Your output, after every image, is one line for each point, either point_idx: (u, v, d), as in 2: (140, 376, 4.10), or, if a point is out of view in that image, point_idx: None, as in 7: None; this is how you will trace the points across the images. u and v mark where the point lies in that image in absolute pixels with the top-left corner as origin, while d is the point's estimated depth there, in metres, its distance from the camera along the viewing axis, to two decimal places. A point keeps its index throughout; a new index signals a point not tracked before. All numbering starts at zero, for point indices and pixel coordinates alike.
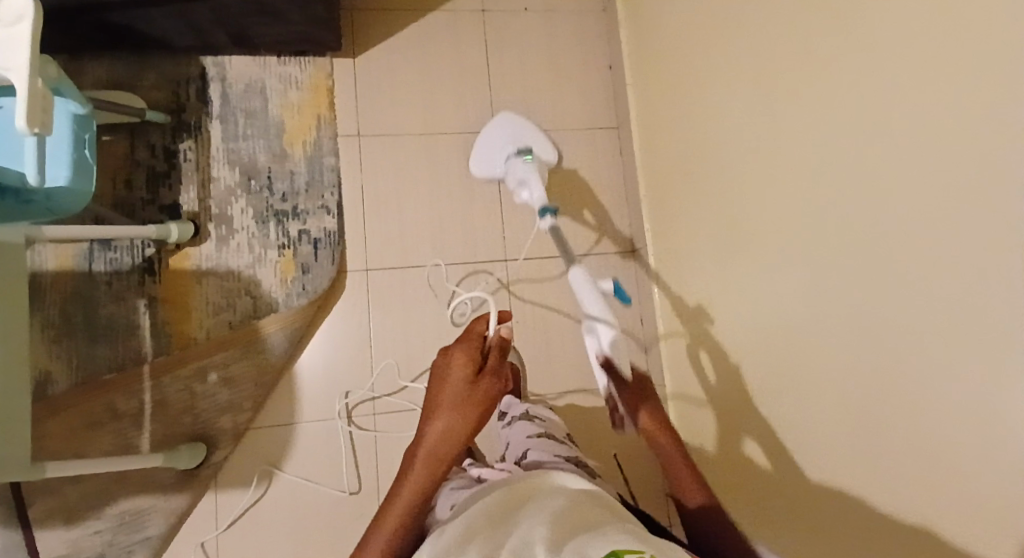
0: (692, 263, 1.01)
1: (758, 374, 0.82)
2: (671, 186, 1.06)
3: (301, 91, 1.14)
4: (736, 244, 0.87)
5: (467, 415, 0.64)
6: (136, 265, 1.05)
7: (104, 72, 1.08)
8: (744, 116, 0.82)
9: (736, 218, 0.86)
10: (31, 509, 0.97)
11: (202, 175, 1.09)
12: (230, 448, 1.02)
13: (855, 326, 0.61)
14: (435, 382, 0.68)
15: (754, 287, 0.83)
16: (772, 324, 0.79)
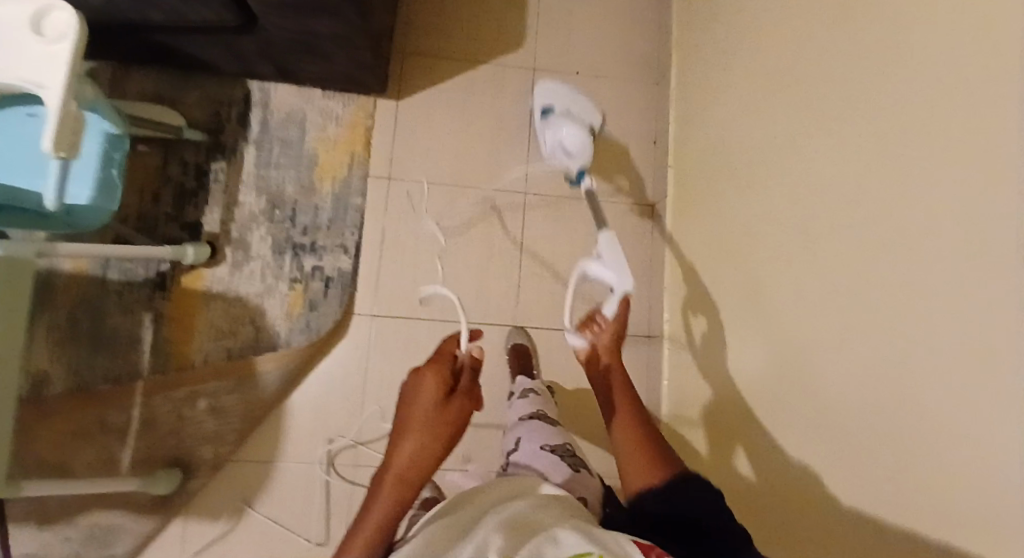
0: (706, 368, 0.96)
1: (755, 509, 0.76)
2: (695, 280, 1.02)
3: (339, 127, 1.14)
4: (750, 365, 0.81)
5: (439, 439, 0.63)
6: (149, 280, 1.06)
7: (151, 86, 1.11)
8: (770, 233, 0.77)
9: (751, 338, 0.81)
10: (9, 507, 0.97)
11: (228, 197, 1.09)
12: (206, 478, 1.00)
13: (855, 508, 0.55)
14: (404, 400, 0.68)
15: (761, 418, 0.77)
16: (773, 465, 0.73)
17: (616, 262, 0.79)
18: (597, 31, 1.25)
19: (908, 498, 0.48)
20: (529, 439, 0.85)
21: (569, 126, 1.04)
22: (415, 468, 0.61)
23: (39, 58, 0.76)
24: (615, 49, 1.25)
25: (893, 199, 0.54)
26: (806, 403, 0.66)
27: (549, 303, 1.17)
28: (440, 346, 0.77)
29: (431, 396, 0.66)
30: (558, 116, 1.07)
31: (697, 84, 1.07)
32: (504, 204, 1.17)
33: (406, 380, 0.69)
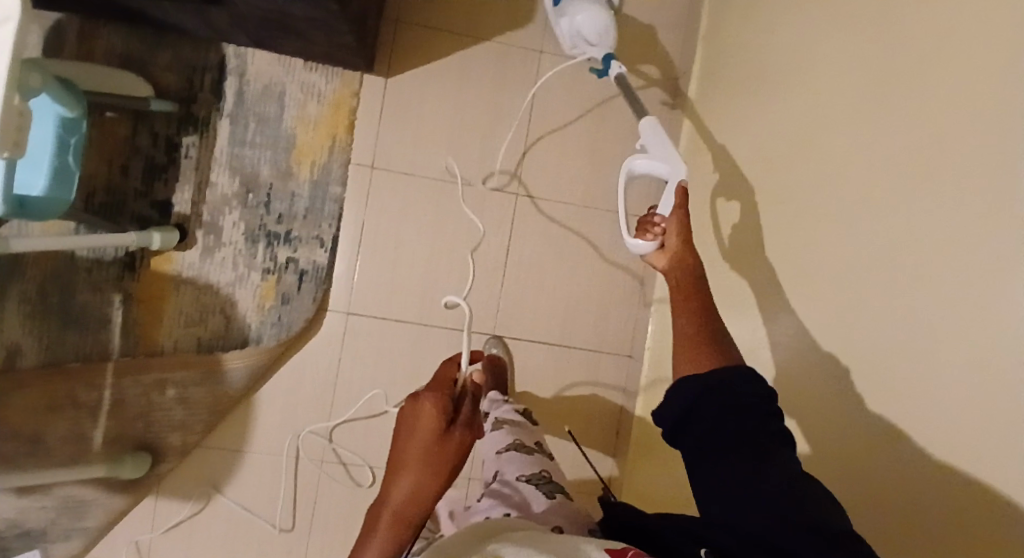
0: None
1: None
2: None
3: (320, 105, 1.05)
4: None
5: (435, 477, 0.60)
6: (118, 259, 1.01)
7: (119, 42, 1.01)
8: (777, 317, 0.71)
9: None
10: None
11: (200, 176, 1.03)
12: (175, 462, 1.02)
13: None
14: (401, 430, 0.63)
15: None
16: None
17: (664, 152, 0.73)
18: (619, 9, 1.11)
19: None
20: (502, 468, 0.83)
21: (587, 9, 0.97)
22: (412, 506, 0.58)
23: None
24: (636, 32, 1.11)
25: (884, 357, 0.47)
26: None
27: (533, 312, 1.11)
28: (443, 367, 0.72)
29: (429, 430, 0.61)
30: (575, 1, 0.98)
31: (722, 98, 0.95)
32: (495, 202, 1.09)
33: (402, 410, 0.63)
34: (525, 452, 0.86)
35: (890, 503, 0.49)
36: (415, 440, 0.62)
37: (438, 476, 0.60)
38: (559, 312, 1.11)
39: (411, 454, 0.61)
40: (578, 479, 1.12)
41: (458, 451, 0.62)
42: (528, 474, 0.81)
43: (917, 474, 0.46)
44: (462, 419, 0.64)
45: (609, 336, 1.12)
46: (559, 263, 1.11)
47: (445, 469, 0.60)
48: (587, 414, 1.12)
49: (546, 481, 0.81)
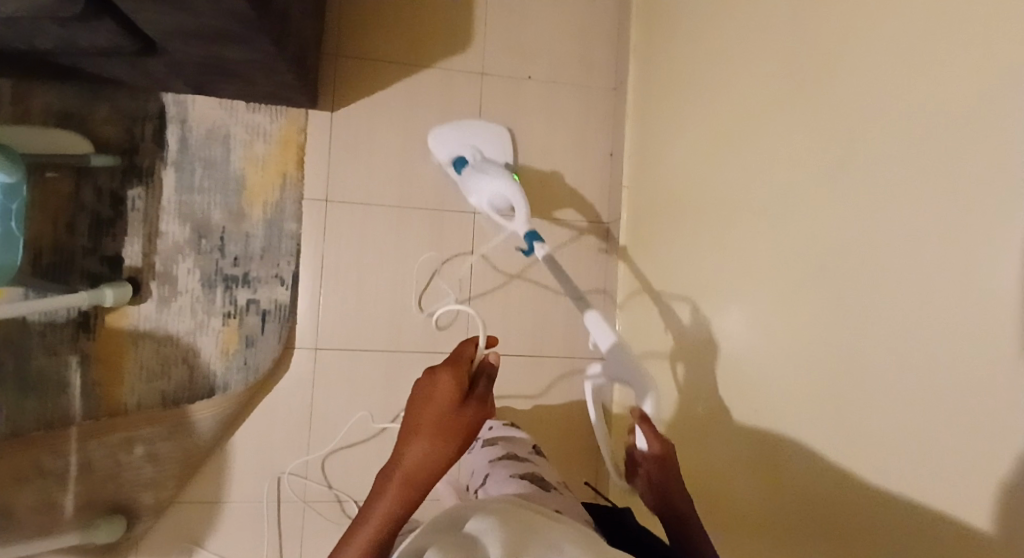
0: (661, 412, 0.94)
1: None
2: (653, 323, 0.97)
3: (267, 145, 1.04)
4: (699, 429, 0.80)
5: (450, 447, 0.50)
6: (71, 319, 0.99)
7: (54, 99, 0.98)
8: (738, 314, 0.73)
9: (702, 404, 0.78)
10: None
11: (149, 227, 1.01)
12: (151, 521, 0.99)
13: None
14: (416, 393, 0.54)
15: (713, 496, 0.76)
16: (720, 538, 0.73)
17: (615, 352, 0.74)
18: (554, 28, 1.14)
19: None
20: (498, 474, 0.84)
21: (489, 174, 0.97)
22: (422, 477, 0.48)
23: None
24: (572, 50, 1.15)
25: None
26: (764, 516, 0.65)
27: (503, 331, 1.11)
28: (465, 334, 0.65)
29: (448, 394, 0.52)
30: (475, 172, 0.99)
31: (667, 105, 0.97)
32: (453, 226, 1.10)
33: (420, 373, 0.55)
34: (516, 459, 0.88)
35: (858, 486, 0.50)
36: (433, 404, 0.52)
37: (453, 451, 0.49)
38: (529, 328, 1.12)
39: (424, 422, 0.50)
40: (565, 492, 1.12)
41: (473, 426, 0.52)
42: (522, 473, 0.83)
43: (884, 457, 0.47)
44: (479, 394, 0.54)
45: (580, 346, 1.14)
46: (523, 280, 1.12)
47: (462, 440, 0.51)
48: (567, 426, 1.13)
49: (540, 481, 0.82)
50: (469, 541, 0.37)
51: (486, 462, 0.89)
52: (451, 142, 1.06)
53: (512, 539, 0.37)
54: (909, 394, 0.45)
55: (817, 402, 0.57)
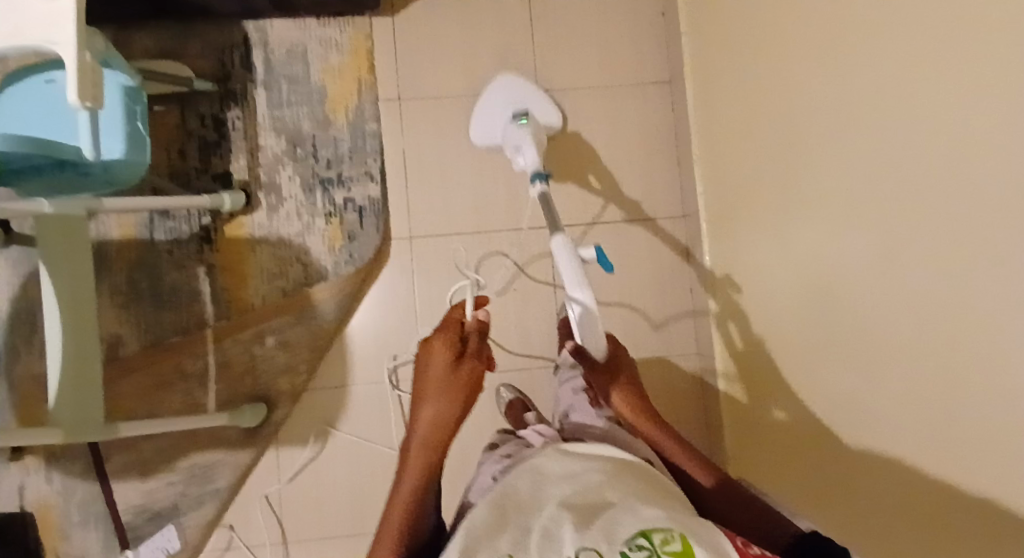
0: (745, 232, 0.95)
1: (803, 334, 0.80)
2: (722, 153, 1.00)
3: (341, 54, 1.13)
4: (785, 214, 0.81)
5: (454, 404, 0.67)
6: (194, 234, 1.08)
7: (152, 43, 1.09)
8: (791, 78, 0.75)
9: (789, 171, 0.79)
10: (109, 462, 1.03)
11: (250, 143, 1.11)
12: (289, 407, 1.08)
13: (887, 321, 0.59)
14: (418, 370, 0.71)
15: (806, 256, 0.76)
16: (816, 284, 0.75)
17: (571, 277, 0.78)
18: None
19: (944, 310, 0.49)
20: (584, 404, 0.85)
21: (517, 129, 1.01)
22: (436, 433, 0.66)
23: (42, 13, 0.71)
24: None
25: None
26: (839, 246, 0.67)
27: (580, 201, 1.15)
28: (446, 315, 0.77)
29: (441, 365, 0.69)
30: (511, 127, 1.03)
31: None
32: None
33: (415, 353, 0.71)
34: None
35: None
36: (431, 376, 0.69)
37: (456, 400, 0.67)
38: (608, 192, 1.16)
39: (429, 387, 0.68)
40: (667, 350, 1.15)
41: (469, 379, 0.69)
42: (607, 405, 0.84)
43: (915, 97, 0.50)
44: (471, 351, 0.71)
45: (659, 207, 1.16)
46: (594, 150, 1.16)
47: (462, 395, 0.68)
48: (659, 286, 1.15)
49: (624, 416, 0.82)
50: (546, 517, 0.46)
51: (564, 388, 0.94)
52: (509, 97, 1.11)
53: (596, 523, 0.43)
54: (935, 20, 0.47)
55: (862, 97, 0.59)
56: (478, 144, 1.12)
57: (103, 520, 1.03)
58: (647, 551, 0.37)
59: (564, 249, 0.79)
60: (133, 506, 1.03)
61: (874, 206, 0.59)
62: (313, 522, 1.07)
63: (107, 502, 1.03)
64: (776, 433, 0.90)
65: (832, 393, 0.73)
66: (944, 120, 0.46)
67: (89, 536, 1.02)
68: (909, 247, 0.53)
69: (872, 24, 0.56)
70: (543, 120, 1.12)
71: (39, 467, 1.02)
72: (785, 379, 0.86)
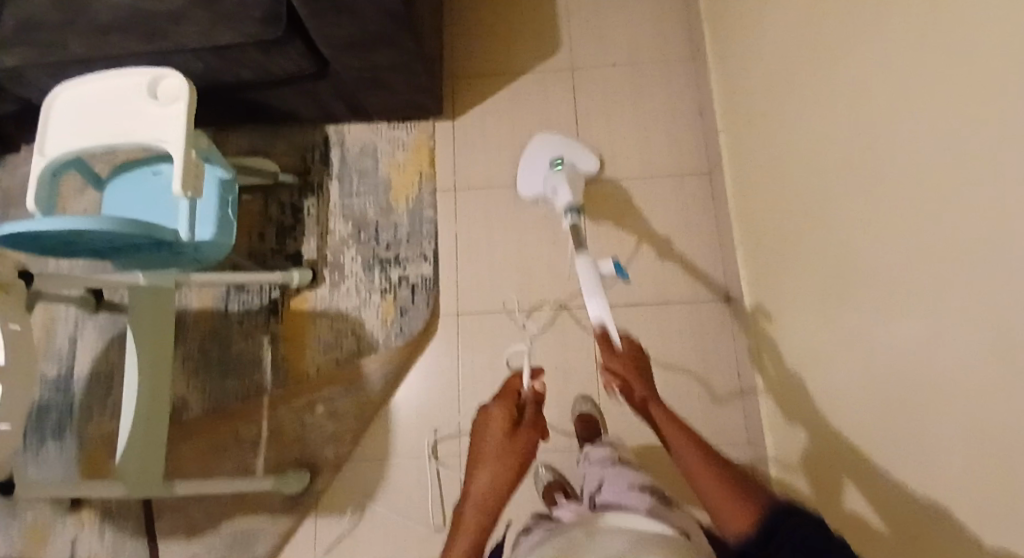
0: (789, 307, 0.95)
1: (847, 410, 0.78)
2: (761, 236, 1.03)
3: (406, 151, 1.27)
4: (824, 290, 0.82)
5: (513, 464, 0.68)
6: (263, 307, 1.19)
7: (247, 143, 1.27)
8: (820, 160, 0.79)
9: (824, 248, 0.81)
10: (158, 521, 1.06)
11: (321, 227, 1.23)
12: (331, 475, 1.10)
13: (928, 387, 0.58)
14: (475, 436, 0.73)
15: (847, 332, 0.77)
16: (855, 358, 0.75)
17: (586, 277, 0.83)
18: (630, 31, 1.34)
19: (983, 368, 0.48)
20: (615, 480, 0.83)
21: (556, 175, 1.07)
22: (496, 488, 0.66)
23: (155, 118, 0.88)
24: (648, 41, 1.33)
25: (903, 86, 0.57)
26: (877, 314, 0.68)
27: (622, 282, 1.20)
28: (506, 381, 0.81)
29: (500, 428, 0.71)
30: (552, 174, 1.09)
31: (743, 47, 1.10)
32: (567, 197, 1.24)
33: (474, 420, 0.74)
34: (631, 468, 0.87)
35: None
36: (490, 439, 0.71)
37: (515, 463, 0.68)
38: (647, 275, 1.20)
39: (487, 450, 0.69)
40: (714, 434, 1.11)
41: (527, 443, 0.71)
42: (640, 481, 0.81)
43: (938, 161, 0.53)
44: (528, 418, 0.74)
45: (700, 290, 1.19)
46: (634, 236, 1.22)
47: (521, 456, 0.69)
48: (702, 367, 1.15)
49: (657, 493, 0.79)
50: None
51: (592, 465, 0.91)
52: (549, 146, 1.18)
53: None
54: (929, 100, 0.52)
55: (887, 167, 0.63)
56: (524, 195, 1.20)
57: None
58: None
59: (586, 265, 0.84)
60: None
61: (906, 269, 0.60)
62: None
63: None
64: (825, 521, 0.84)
65: (878, 469, 0.70)
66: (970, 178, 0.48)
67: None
68: (946, 304, 0.54)
69: (886, 105, 0.62)
70: (582, 165, 1.19)
71: (93, 522, 1.05)
72: (835, 461, 0.83)
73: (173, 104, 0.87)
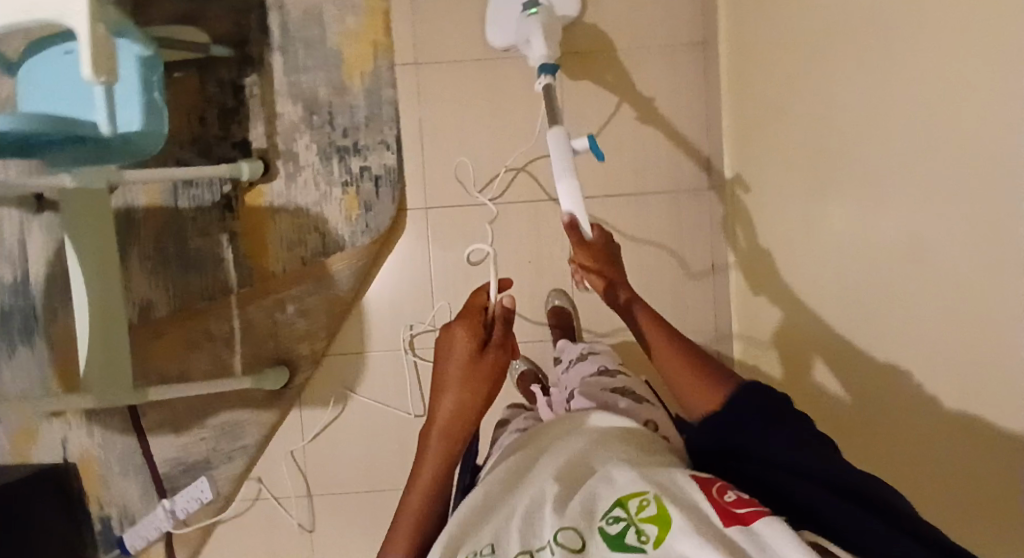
0: (773, 210, 0.90)
1: (821, 325, 0.77)
2: (752, 128, 0.94)
3: (357, 15, 1.09)
4: (811, 202, 0.77)
5: (476, 393, 0.62)
6: (217, 202, 1.11)
7: (168, 6, 1.08)
8: (826, 55, 0.69)
9: (816, 157, 0.74)
10: (145, 418, 1.11)
11: (268, 110, 1.10)
12: (310, 371, 1.12)
13: (905, 334, 0.56)
14: (438, 356, 0.65)
15: (828, 252, 0.73)
16: (831, 279, 0.73)
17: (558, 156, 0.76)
18: None
19: (976, 345, 0.45)
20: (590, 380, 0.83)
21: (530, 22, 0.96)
22: (457, 421, 0.61)
23: None
24: None
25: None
26: (863, 244, 0.64)
27: (599, 170, 1.11)
28: (470, 296, 0.69)
29: (463, 352, 0.63)
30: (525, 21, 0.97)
31: None
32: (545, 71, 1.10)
33: (436, 339, 0.65)
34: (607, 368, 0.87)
35: None
36: (452, 363, 0.63)
37: (479, 394, 0.61)
38: (628, 163, 1.11)
39: (449, 378, 0.62)
40: (686, 325, 1.13)
41: (494, 368, 0.64)
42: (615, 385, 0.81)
43: (954, 105, 0.45)
44: (495, 340, 0.65)
45: (683, 178, 1.11)
46: (617, 118, 1.11)
47: (485, 384, 0.63)
48: (679, 260, 1.12)
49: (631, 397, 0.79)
50: (531, 494, 0.44)
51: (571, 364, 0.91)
52: None
53: (577, 494, 0.43)
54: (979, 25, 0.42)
55: (900, 89, 0.54)
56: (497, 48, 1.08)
57: (142, 471, 1.11)
58: (625, 523, 0.38)
59: (557, 136, 0.78)
60: (170, 459, 1.11)
61: (900, 208, 0.55)
62: (335, 478, 1.13)
63: (143, 453, 1.11)
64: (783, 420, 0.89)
65: (845, 390, 0.71)
66: (979, 138, 0.42)
67: (129, 486, 1.11)
68: (934, 260, 0.50)
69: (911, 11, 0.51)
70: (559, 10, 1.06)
71: (81, 421, 1.10)
72: (801, 367, 0.84)
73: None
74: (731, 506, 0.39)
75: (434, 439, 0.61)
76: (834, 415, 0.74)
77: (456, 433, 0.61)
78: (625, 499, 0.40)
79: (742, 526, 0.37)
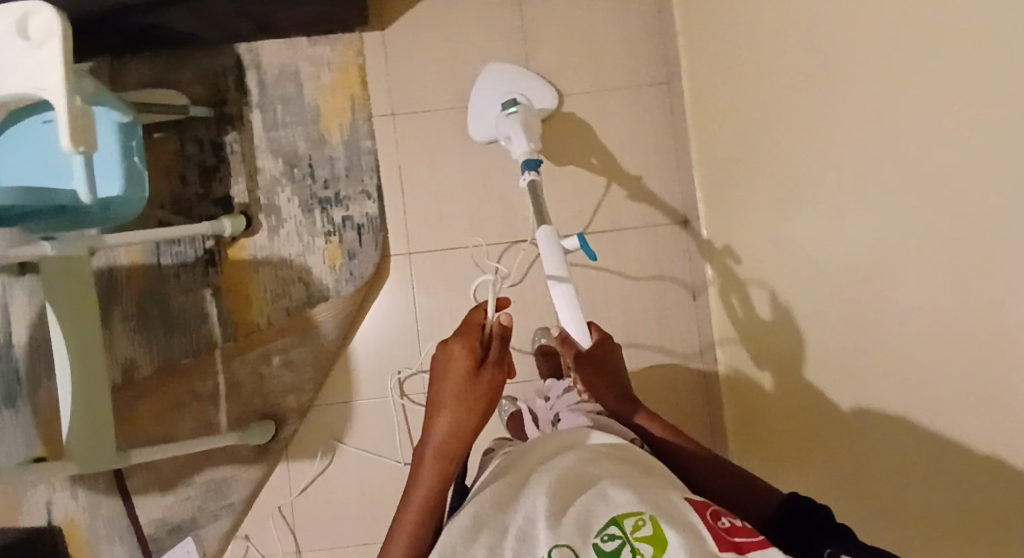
0: (745, 243, 0.92)
1: (797, 351, 0.79)
2: (718, 163, 0.97)
3: (332, 71, 1.13)
4: (779, 232, 0.79)
5: (472, 411, 0.61)
6: (200, 258, 1.11)
7: (147, 71, 1.11)
8: (780, 93, 0.72)
9: (780, 189, 0.76)
10: (130, 480, 1.08)
11: (248, 166, 1.12)
12: (297, 423, 1.11)
13: (878, 359, 0.58)
14: (434, 376, 0.64)
15: (800, 280, 0.75)
16: (806, 306, 0.74)
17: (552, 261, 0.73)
18: None
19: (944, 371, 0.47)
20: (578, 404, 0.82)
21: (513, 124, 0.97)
22: (453, 441, 0.59)
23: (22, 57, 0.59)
24: None
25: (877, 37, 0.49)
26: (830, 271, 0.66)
27: (575, 209, 1.14)
28: (466, 314, 0.69)
29: (459, 369, 0.62)
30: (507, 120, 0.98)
31: None
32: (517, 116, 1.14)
33: (433, 357, 0.64)
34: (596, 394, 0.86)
35: None
36: (448, 382, 0.62)
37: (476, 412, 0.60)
38: (603, 200, 1.14)
39: (445, 397, 0.61)
40: (670, 356, 1.14)
41: (491, 387, 0.62)
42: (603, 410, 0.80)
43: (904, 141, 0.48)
44: (492, 357, 0.64)
45: (657, 212, 1.14)
46: (590, 158, 1.14)
47: (480, 403, 0.61)
48: (659, 292, 1.14)
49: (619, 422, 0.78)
50: (527, 505, 0.44)
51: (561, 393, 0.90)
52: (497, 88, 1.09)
53: (573, 505, 0.43)
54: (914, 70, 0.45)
55: (853, 124, 0.57)
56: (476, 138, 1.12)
57: (127, 535, 1.08)
58: (620, 541, 0.38)
59: (549, 239, 0.74)
60: (155, 522, 1.09)
61: (860, 236, 0.57)
62: (326, 532, 1.11)
63: (128, 517, 1.08)
64: (771, 447, 0.89)
65: (823, 414, 0.72)
66: (931, 172, 0.44)
67: (114, 552, 1.08)
68: (896, 286, 0.52)
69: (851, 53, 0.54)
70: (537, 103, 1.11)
71: (65, 485, 1.07)
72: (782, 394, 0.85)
73: (42, 58, 0.59)
74: (729, 535, 0.39)
75: (429, 457, 0.60)
76: (816, 439, 0.75)
77: (452, 452, 0.59)
78: (621, 518, 0.40)
79: (737, 553, 0.37)
